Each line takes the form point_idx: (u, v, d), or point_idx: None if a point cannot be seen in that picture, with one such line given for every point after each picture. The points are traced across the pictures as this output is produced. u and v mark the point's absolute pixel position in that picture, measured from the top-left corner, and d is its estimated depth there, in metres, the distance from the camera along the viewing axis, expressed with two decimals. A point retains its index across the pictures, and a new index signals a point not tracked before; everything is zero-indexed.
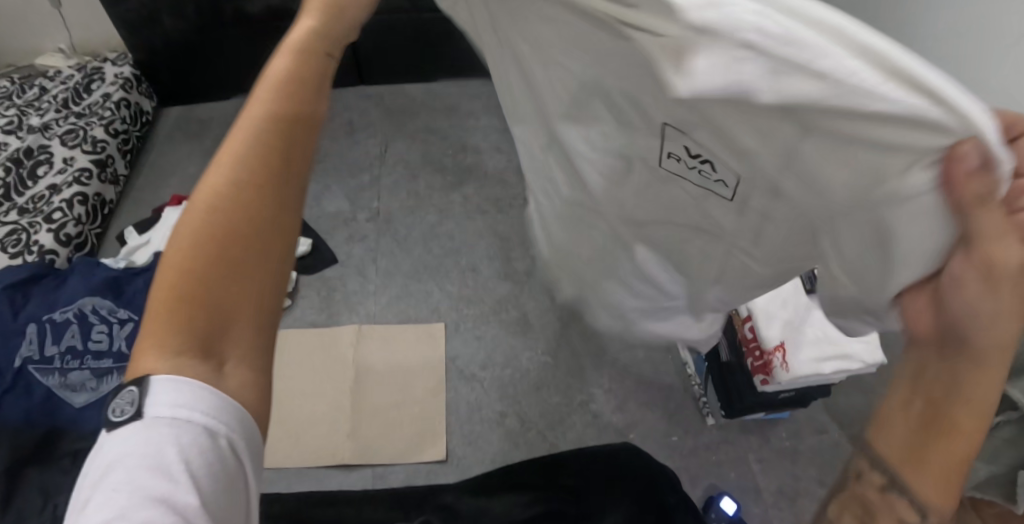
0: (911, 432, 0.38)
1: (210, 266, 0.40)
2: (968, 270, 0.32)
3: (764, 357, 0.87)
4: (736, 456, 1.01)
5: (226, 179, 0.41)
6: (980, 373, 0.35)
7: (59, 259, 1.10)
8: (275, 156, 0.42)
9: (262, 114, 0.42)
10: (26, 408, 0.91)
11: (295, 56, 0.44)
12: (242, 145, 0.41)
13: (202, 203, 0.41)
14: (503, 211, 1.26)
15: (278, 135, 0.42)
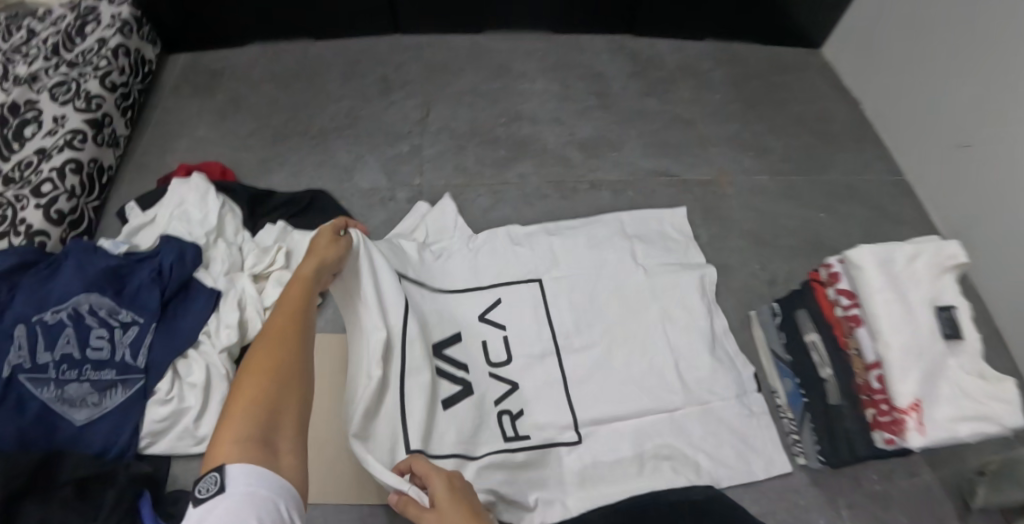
0: None
1: (266, 376, 0.53)
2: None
3: (894, 415, 0.75)
4: (825, 500, 0.90)
5: (283, 322, 0.59)
6: None
7: (51, 242, 0.94)
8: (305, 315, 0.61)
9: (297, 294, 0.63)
10: (17, 426, 0.79)
11: (303, 281, 0.65)
12: (283, 315, 0.60)
13: (270, 336, 0.57)
14: (565, 196, 1.08)
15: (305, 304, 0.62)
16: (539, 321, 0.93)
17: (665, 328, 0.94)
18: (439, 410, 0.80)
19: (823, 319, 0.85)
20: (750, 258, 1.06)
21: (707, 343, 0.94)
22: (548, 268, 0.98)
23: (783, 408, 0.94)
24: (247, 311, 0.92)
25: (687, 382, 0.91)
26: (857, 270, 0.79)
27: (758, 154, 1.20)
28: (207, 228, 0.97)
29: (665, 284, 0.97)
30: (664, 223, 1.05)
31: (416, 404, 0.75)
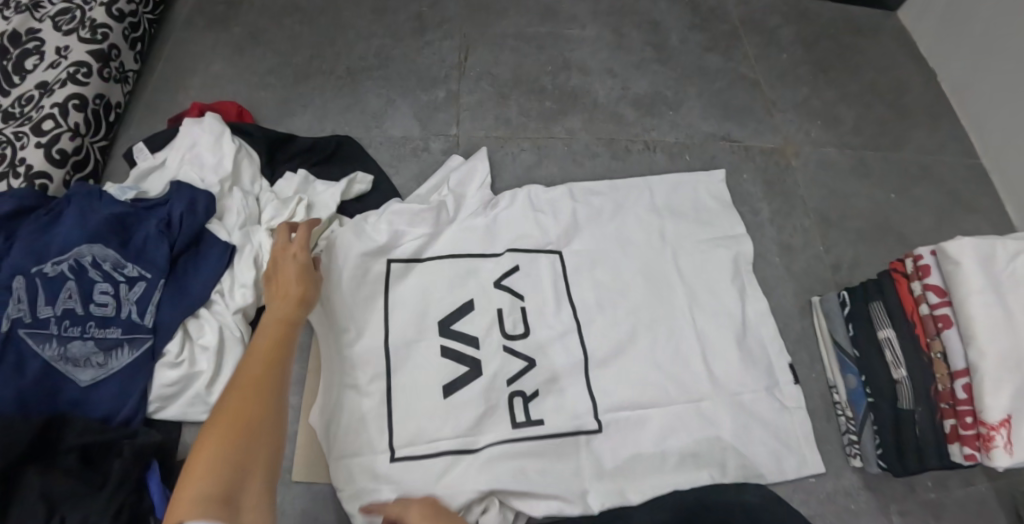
0: None
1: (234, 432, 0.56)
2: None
3: (980, 430, 0.68)
4: (877, 507, 0.84)
5: (255, 374, 0.61)
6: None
7: (53, 185, 0.86)
8: (279, 361, 0.63)
9: (269, 342, 0.65)
10: (18, 387, 0.72)
11: (280, 322, 0.67)
12: (256, 360, 0.63)
13: (241, 390, 0.59)
14: (617, 156, 0.97)
15: (281, 351, 0.64)
16: (557, 295, 0.85)
17: (692, 311, 0.86)
18: (441, 402, 0.76)
19: (902, 316, 0.76)
20: (814, 239, 0.97)
21: (737, 334, 0.85)
22: (569, 235, 0.88)
23: (840, 405, 0.85)
24: (264, 269, 0.84)
25: (717, 376, 0.83)
26: (954, 266, 0.70)
27: (827, 124, 1.08)
28: (222, 175, 0.88)
29: (693, 264, 0.89)
30: (700, 193, 0.94)
31: (401, 392, 0.77)
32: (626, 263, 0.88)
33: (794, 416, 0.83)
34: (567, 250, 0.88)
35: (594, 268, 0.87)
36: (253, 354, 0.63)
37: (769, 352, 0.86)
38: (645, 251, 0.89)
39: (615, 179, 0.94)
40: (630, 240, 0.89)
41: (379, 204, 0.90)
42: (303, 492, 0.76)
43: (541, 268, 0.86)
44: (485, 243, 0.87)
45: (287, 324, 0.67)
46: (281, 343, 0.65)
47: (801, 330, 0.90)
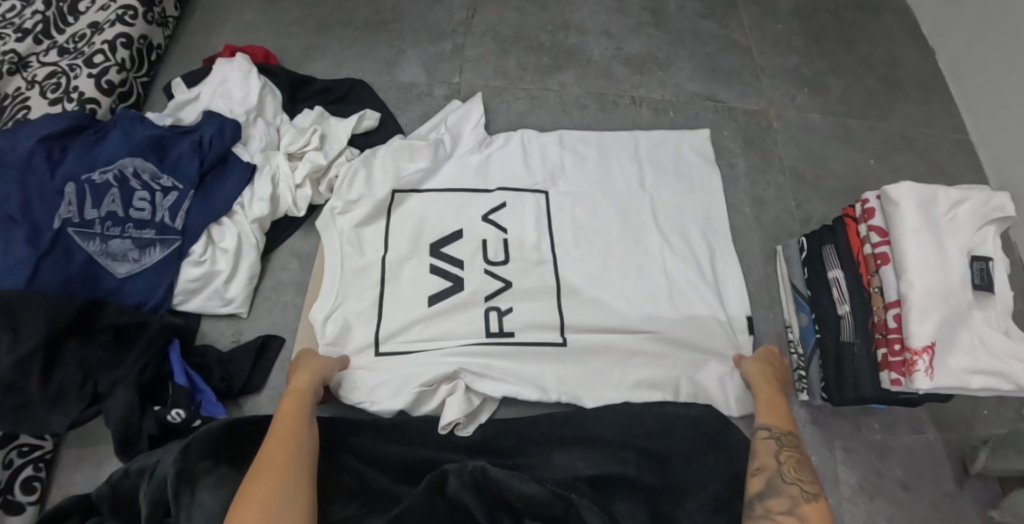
0: (764, 383, 0.81)
1: (264, 493, 0.62)
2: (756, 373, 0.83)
3: (905, 356, 0.74)
4: (821, 440, 0.91)
5: (273, 452, 0.67)
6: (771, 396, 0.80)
7: (101, 110, 0.98)
8: (294, 438, 0.69)
9: (282, 436, 0.69)
10: (64, 275, 0.84)
11: (298, 394, 0.75)
12: (279, 435, 0.69)
13: (268, 458, 0.66)
14: (604, 108, 1.05)
15: (297, 430, 0.70)
16: (538, 228, 0.93)
17: (664, 254, 0.93)
18: (425, 311, 0.86)
19: (849, 256, 0.83)
20: (787, 195, 1.03)
21: (703, 277, 0.92)
22: (556, 178, 0.97)
23: (794, 343, 0.91)
24: (279, 187, 0.95)
25: (680, 308, 0.89)
26: (893, 207, 0.77)
27: (814, 91, 1.13)
28: (248, 107, 0.99)
29: (668, 210, 0.96)
30: (682, 149, 1.01)
31: (393, 301, 0.87)
32: (605, 205, 0.95)
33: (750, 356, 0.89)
34: (555, 192, 0.96)
35: (576, 208, 0.95)
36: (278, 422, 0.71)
37: (730, 294, 0.92)
38: (627, 198, 0.96)
39: (603, 132, 1.02)
40: (613, 184, 0.97)
41: (383, 140, 1.00)
42: None
43: (530, 204, 0.94)
44: (478, 180, 0.96)
45: (304, 395, 0.75)
46: (297, 421, 0.71)
47: (763, 274, 0.97)
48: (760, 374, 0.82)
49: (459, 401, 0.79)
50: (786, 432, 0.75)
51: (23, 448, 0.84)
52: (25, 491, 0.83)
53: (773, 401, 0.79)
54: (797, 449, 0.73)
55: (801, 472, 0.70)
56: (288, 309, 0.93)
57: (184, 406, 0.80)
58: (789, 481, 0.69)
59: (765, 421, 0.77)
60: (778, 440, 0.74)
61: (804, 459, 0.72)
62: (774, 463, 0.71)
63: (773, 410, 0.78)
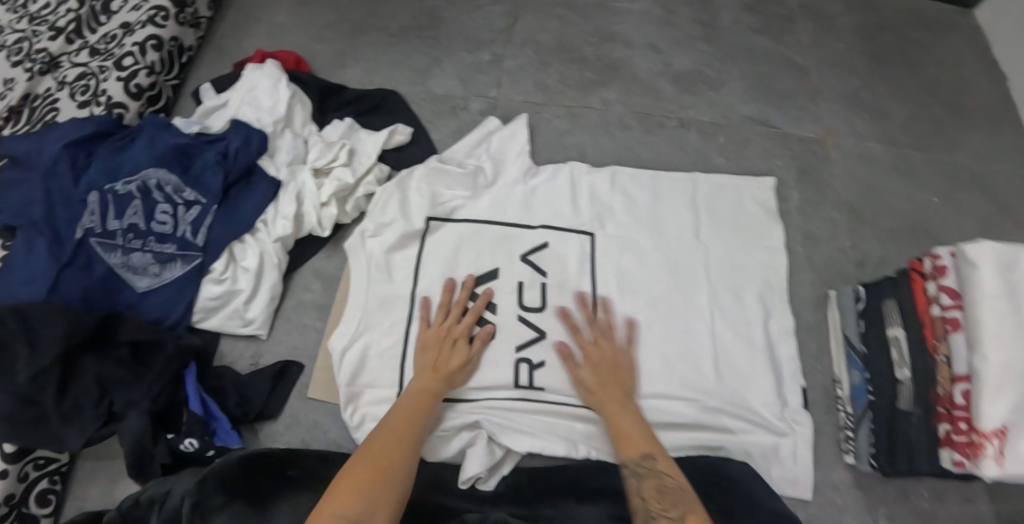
0: (592, 375, 0.77)
1: (372, 478, 0.61)
2: (575, 364, 0.79)
3: (972, 437, 0.67)
4: (865, 505, 0.83)
5: (392, 439, 0.67)
6: (601, 400, 0.75)
7: (129, 115, 0.95)
8: (409, 436, 0.68)
9: (404, 429, 0.68)
10: (84, 288, 0.82)
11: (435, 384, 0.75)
12: (404, 418, 0.70)
13: (382, 444, 0.66)
14: (649, 130, 0.98)
15: (419, 431, 0.69)
16: (580, 272, 0.87)
17: (714, 314, 0.86)
18: None
19: (914, 315, 0.75)
20: (841, 234, 0.95)
21: (752, 341, 0.85)
22: (604, 220, 0.90)
23: (843, 400, 0.85)
24: (304, 204, 0.90)
25: (724, 372, 0.83)
26: (969, 269, 0.68)
27: (878, 118, 1.04)
28: (276, 117, 0.95)
29: (722, 264, 0.89)
30: (743, 195, 0.93)
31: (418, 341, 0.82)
32: (652, 250, 0.89)
33: (795, 420, 0.82)
34: (599, 233, 0.89)
35: (622, 253, 0.88)
36: (403, 404, 0.72)
37: (781, 361, 0.85)
38: (679, 247, 0.89)
39: (657, 172, 0.94)
40: (663, 227, 0.90)
41: (413, 156, 0.95)
42: (318, 408, 0.85)
43: (575, 244, 0.88)
44: (511, 208, 0.90)
45: (434, 392, 0.74)
46: (422, 412, 0.71)
47: (813, 321, 0.90)
48: (592, 388, 0.76)
49: (481, 453, 0.75)
50: (645, 456, 0.67)
51: (39, 460, 0.83)
52: (40, 504, 0.83)
53: (622, 426, 0.71)
54: (665, 475, 0.65)
55: (665, 499, 0.62)
56: (308, 332, 0.90)
57: (198, 436, 0.78)
58: (658, 517, 0.62)
59: (621, 456, 0.69)
60: (639, 473, 0.66)
61: (667, 485, 0.64)
62: (642, 504, 0.64)
63: (629, 436, 0.70)
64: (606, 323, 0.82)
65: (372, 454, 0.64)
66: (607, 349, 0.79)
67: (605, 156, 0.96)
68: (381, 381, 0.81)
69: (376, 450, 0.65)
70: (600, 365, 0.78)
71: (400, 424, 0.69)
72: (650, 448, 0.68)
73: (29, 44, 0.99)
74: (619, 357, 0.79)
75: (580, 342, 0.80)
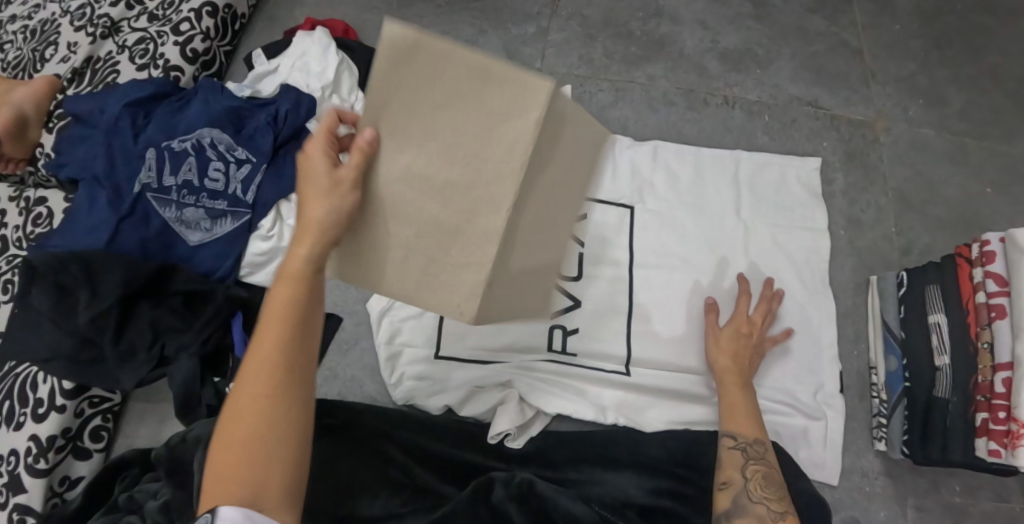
0: (730, 359, 0.77)
1: (243, 442, 0.48)
2: (715, 349, 0.78)
3: (1010, 426, 0.66)
4: (893, 494, 0.82)
5: (272, 348, 0.50)
6: (729, 386, 0.75)
7: (184, 78, 1.00)
8: (292, 350, 0.50)
9: (284, 333, 0.49)
10: (141, 239, 0.87)
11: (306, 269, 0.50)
12: (282, 314, 0.50)
13: (258, 360, 0.49)
14: (693, 107, 0.98)
15: (301, 350, 0.51)
16: (620, 243, 0.88)
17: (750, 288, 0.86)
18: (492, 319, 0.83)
19: (956, 302, 0.74)
20: (888, 219, 0.93)
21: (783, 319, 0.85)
22: (645, 192, 0.90)
23: (877, 387, 0.83)
24: None
25: None
26: (1016, 253, 0.67)
27: (931, 105, 1.00)
28: (325, 83, 0.97)
29: (761, 243, 0.88)
30: (786, 176, 0.92)
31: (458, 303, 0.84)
32: (692, 226, 0.88)
33: (828, 404, 0.82)
34: (641, 207, 0.89)
35: (662, 228, 0.88)
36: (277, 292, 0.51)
37: (822, 344, 0.84)
38: (721, 225, 0.89)
39: (701, 148, 0.93)
40: (705, 203, 0.90)
41: None
42: (355, 362, 0.87)
43: (616, 215, 0.89)
44: None
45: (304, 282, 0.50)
46: (301, 308, 0.51)
47: (852, 306, 0.88)
48: (730, 358, 0.77)
49: (511, 411, 0.77)
50: (754, 442, 0.69)
51: (93, 398, 0.87)
52: (93, 439, 0.88)
53: (735, 403, 0.73)
54: (770, 464, 0.68)
55: (767, 489, 0.65)
56: (348, 289, 0.91)
57: None
58: (755, 500, 0.64)
59: (732, 428, 0.71)
60: (745, 452, 0.68)
61: (772, 474, 0.66)
62: (740, 478, 0.66)
63: (745, 415, 0.72)
64: (745, 289, 0.82)
65: (251, 390, 0.49)
66: (767, 328, 0.81)
67: (649, 130, 0.96)
68: (419, 340, 0.83)
69: (252, 395, 0.49)
70: (730, 344, 0.78)
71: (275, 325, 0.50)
72: (763, 438, 0.70)
73: (92, 9, 1.04)
74: (762, 340, 0.80)
75: (714, 320, 0.80)
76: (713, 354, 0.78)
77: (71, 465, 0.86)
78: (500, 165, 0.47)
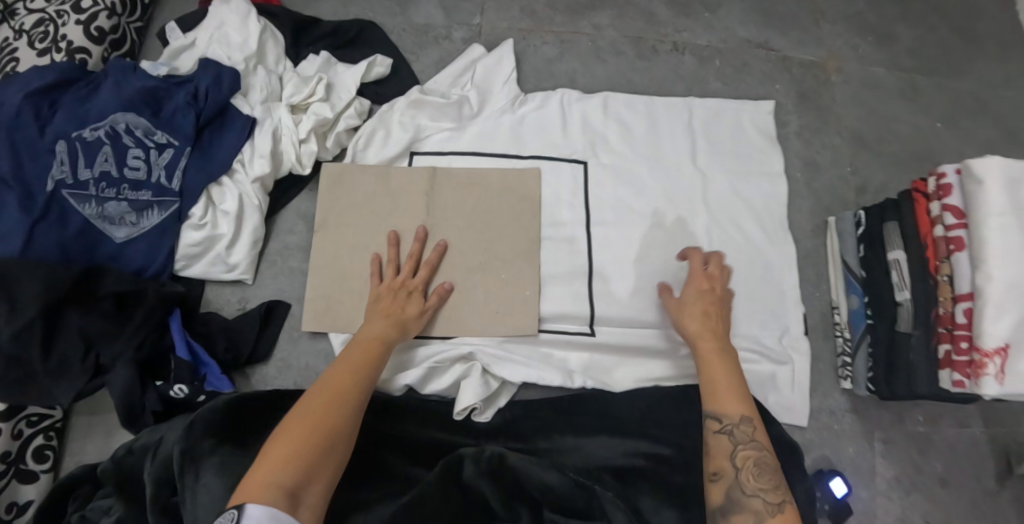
0: (703, 322, 0.72)
1: (301, 442, 0.57)
2: (685, 319, 0.73)
3: (973, 356, 0.66)
4: (861, 430, 0.84)
5: (338, 382, 0.64)
6: (708, 356, 0.70)
7: (92, 60, 0.90)
8: (353, 392, 0.63)
9: (345, 383, 0.64)
10: (61, 242, 0.78)
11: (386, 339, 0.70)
12: (351, 366, 0.66)
13: (318, 396, 0.62)
14: (642, 55, 0.94)
15: (359, 388, 0.64)
16: (576, 200, 0.85)
17: (713, 242, 0.84)
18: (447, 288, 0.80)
19: (915, 237, 0.73)
20: (843, 159, 0.92)
21: (756, 273, 0.84)
22: (596, 146, 0.87)
23: (840, 326, 0.84)
24: (282, 143, 0.86)
25: None
26: (975, 186, 0.67)
27: (882, 41, 0.99)
28: (248, 53, 0.89)
29: (719, 192, 0.86)
30: (741, 121, 0.90)
31: None
32: (648, 181, 0.86)
33: (794, 348, 0.82)
34: (592, 163, 0.86)
35: (620, 184, 0.85)
36: (349, 355, 0.67)
37: (785, 289, 0.84)
38: (679, 177, 0.86)
39: (652, 97, 0.90)
40: (661, 155, 0.87)
41: (396, 90, 0.91)
42: (309, 350, 0.83)
43: (571, 171, 0.86)
44: (496, 142, 0.87)
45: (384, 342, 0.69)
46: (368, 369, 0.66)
47: (813, 248, 0.88)
48: (700, 324, 0.72)
49: (475, 385, 0.74)
50: (740, 423, 0.64)
51: (31, 417, 0.82)
52: (37, 460, 0.83)
53: (713, 376, 0.68)
54: (760, 443, 0.64)
55: (761, 479, 0.61)
56: (295, 274, 0.86)
57: (187, 382, 0.76)
58: (749, 493, 0.61)
59: (716, 410, 0.66)
60: (732, 435, 0.64)
61: (765, 459, 0.62)
62: (732, 468, 0.63)
63: (727, 393, 0.66)
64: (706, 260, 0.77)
65: (314, 405, 0.61)
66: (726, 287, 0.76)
67: (598, 84, 0.92)
68: None
69: (310, 406, 0.61)
70: (710, 315, 0.73)
71: (339, 378, 0.64)
72: (753, 415, 0.65)
73: None
74: (726, 295, 0.75)
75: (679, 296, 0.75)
76: (683, 326, 0.73)
77: (17, 490, 0.81)
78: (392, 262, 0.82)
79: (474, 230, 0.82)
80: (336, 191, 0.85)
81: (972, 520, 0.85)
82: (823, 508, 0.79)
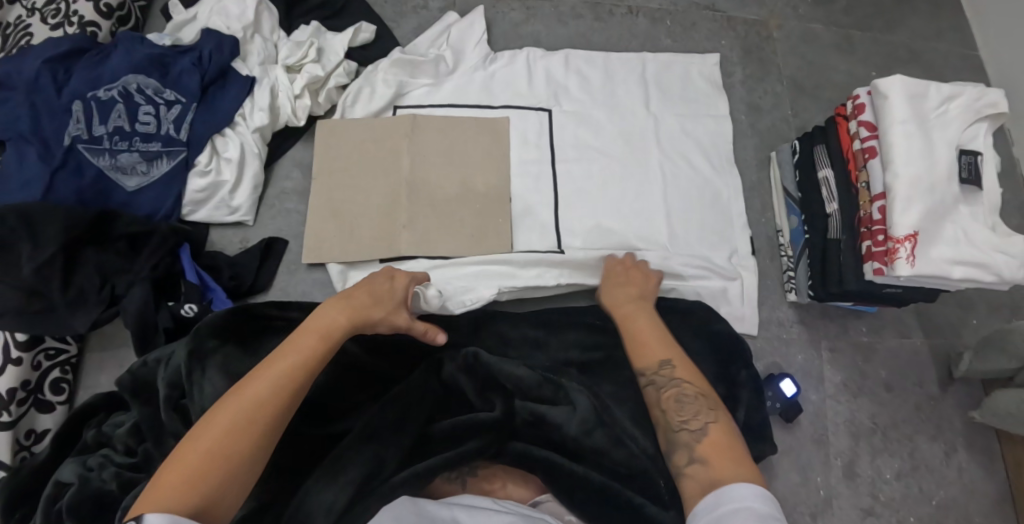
0: (627, 297, 0.79)
1: (224, 438, 0.53)
2: (613, 302, 0.80)
3: (888, 245, 0.75)
4: (809, 340, 0.93)
5: (281, 375, 0.59)
6: (636, 324, 0.75)
7: (102, 34, 1.00)
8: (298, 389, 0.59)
9: (291, 378, 0.59)
10: (78, 189, 0.86)
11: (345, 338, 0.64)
12: (300, 357, 0.60)
13: (257, 387, 0.57)
14: (600, 18, 1.05)
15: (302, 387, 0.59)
16: (542, 142, 0.94)
17: (666, 176, 0.94)
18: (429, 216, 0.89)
19: (839, 154, 0.84)
20: (784, 104, 1.03)
21: (707, 200, 0.93)
22: (560, 96, 0.97)
23: (784, 246, 0.94)
24: (279, 98, 0.97)
25: (676, 226, 0.91)
26: (882, 101, 0.77)
27: (819, 3, 1.10)
28: (245, 22, 0.99)
29: (671, 131, 0.96)
30: (690, 73, 1.00)
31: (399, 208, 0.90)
32: (608, 124, 0.96)
33: (743, 266, 0.91)
34: (556, 110, 0.96)
35: (583, 128, 0.95)
36: (302, 343, 0.62)
37: (732, 215, 0.93)
38: (635, 120, 0.96)
39: (609, 53, 1.00)
40: (618, 102, 0.97)
41: (380, 53, 1.01)
42: (306, 279, 0.92)
43: (539, 117, 0.95)
44: (471, 94, 0.97)
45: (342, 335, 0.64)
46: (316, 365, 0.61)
47: (757, 180, 0.98)
48: (621, 300, 0.79)
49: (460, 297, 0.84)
50: (662, 370, 0.68)
51: (49, 352, 0.89)
52: (54, 392, 0.89)
53: (640, 337, 0.73)
54: (684, 383, 0.67)
55: (684, 411, 0.64)
56: (292, 216, 0.96)
57: (196, 302, 0.86)
58: (681, 427, 0.64)
59: (639, 363, 0.71)
60: (657, 383, 0.68)
61: (684, 395, 0.66)
62: (660, 413, 0.66)
63: (649, 345, 0.71)
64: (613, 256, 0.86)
65: (249, 395, 0.56)
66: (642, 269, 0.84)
67: (561, 43, 1.03)
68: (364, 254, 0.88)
69: (246, 397, 0.56)
70: (631, 291, 0.80)
71: (287, 369, 0.59)
72: (672, 358, 0.69)
73: None
74: (641, 271, 0.84)
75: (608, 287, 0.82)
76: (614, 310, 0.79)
77: (35, 418, 0.87)
78: (379, 199, 0.90)
79: (450, 167, 0.92)
80: (326, 142, 0.93)
81: (916, 422, 0.93)
82: (775, 407, 0.88)
